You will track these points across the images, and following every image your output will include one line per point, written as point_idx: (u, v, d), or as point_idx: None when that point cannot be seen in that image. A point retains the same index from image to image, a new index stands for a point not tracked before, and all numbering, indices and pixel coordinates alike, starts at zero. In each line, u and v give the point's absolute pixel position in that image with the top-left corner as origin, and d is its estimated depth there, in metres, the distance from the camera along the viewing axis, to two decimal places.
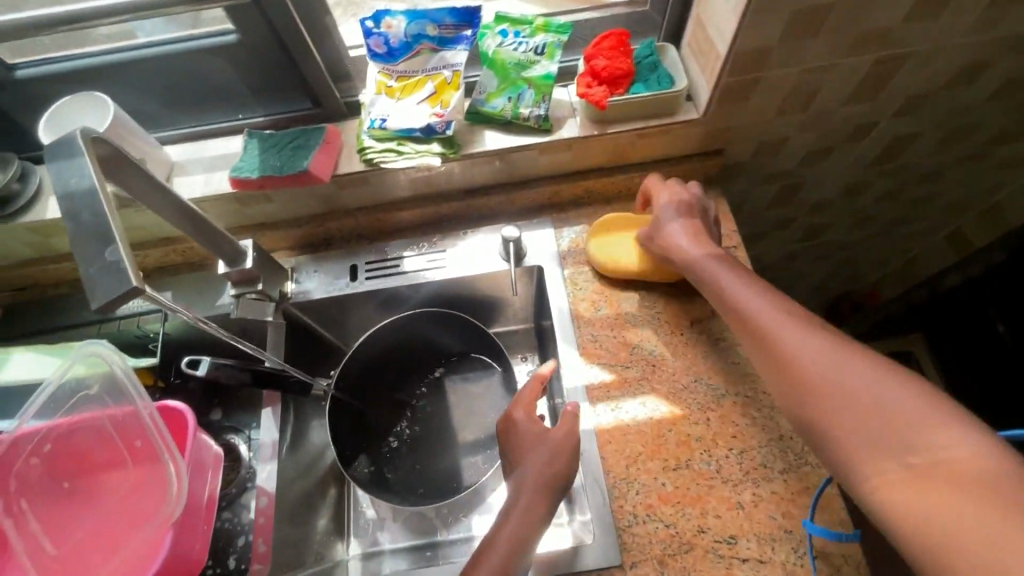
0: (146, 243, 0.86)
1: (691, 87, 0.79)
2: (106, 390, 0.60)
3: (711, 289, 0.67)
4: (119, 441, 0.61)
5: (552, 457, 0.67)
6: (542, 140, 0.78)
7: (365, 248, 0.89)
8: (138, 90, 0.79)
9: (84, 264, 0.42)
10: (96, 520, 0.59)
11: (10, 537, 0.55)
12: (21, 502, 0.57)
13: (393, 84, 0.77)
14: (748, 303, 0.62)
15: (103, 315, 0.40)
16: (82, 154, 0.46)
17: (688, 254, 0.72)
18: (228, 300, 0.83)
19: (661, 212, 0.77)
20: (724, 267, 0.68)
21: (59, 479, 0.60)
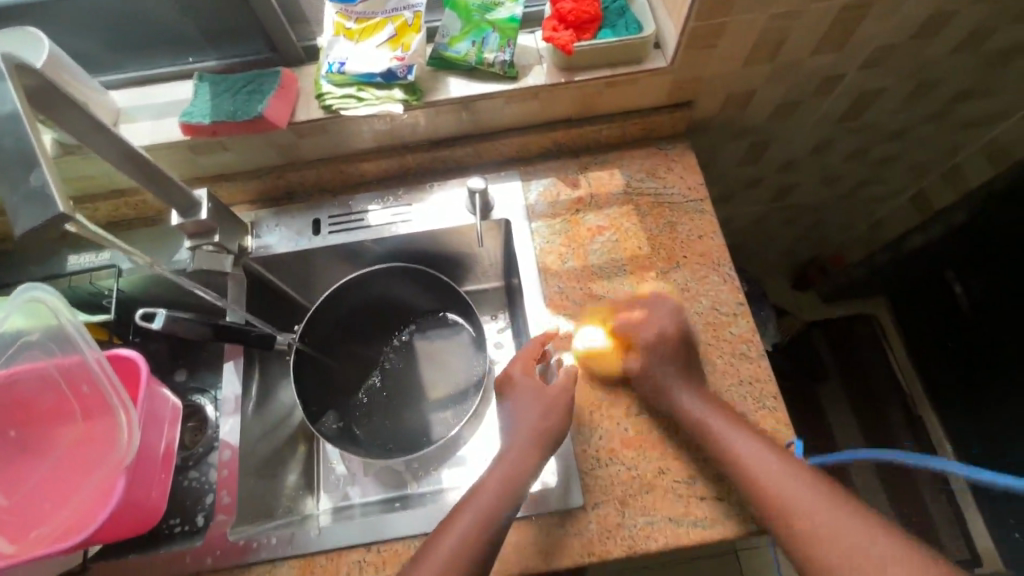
0: (95, 196, 0.82)
1: (659, 34, 0.77)
2: (49, 335, 0.57)
3: (705, 433, 0.65)
4: (68, 389, 0.59)
5: (546, 411, 0.68)
6: (508, 87, 0.76)
7: (328, 201, 0.86)
8: (78, 29, 0.74)
9: (11, 191, 0.40)
10: (50, 469, 0.58)
11: None
12: None
13: (351, 25, 0.74)
14: (745, 453, 0.63)
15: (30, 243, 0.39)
16: (6, 78, 0.43)
17: (680, 394, 0.68)
18: (185, 255, 0.81)
19: (647, 359, 0.71)
20: (715, 406, 0.67)
21: (7, 428, 0.58)
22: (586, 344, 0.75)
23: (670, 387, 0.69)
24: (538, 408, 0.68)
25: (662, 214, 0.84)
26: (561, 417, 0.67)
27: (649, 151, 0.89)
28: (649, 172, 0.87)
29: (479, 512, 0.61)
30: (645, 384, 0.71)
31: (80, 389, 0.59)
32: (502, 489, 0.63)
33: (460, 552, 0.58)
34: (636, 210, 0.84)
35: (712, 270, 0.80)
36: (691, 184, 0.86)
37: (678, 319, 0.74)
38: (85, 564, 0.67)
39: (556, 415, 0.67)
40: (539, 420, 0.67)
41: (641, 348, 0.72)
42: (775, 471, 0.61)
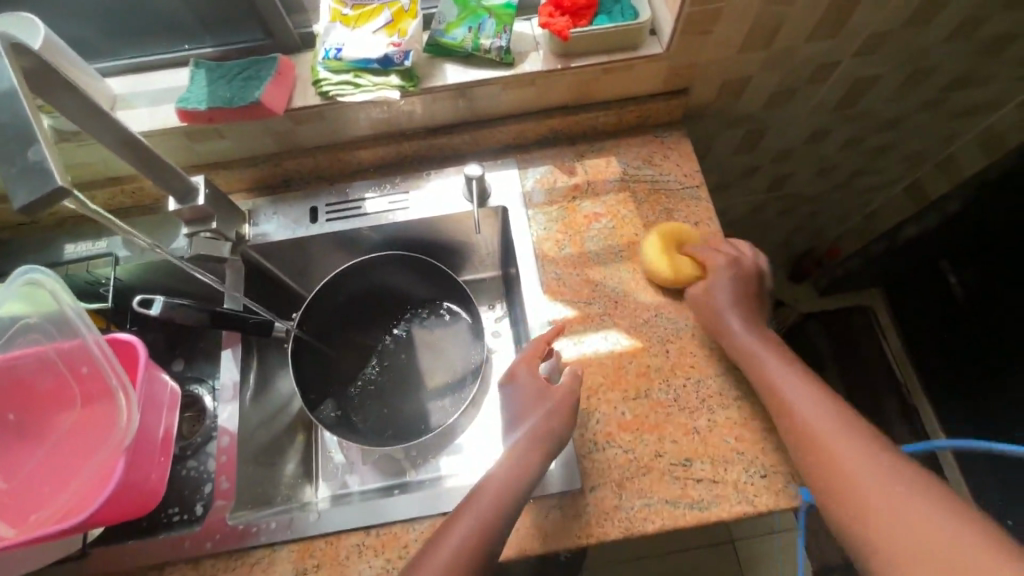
0: (91, 184, 0.82)
1: (655, 21, 0.77)
2: (47, 317, 0.57)
3: (752, 369, 0.67)
4: (63, 374, 0.59)
5: (549, 414, 0.66)
6: (504, 73, 0.76)
7: (325, 189, 0.86)
8: (72, 15, 0.73)
9: (7, 165, 0.40)
10: (50, 453, 0.58)
11: None
12: None
13: (348, 12, 0.75)
14: (788, 393, 0.64)
15: (28, 216, 0.39)
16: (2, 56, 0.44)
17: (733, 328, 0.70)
18: (182, 243, 0.81)
19: (711, 285, 0.74)
20: (769, 347, 0.69)
21: (4, 412, 0.58)
22: (653, 239, 0.78)
23: (726, 320, 0.71)
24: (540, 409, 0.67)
25: (659, 200, 0.84)
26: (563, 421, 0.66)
27: (645, 138, 0.89)
28: (645, 159, 0.87)
29: (478, 524, 0.59)
30: (708, 313, 0.73)
31: (76, 374, 0.59)
32: (504, 498, 0.61)
33: (461, 556, 0.57)
34: (632, 197, 0.85)
35: None
36: (687, 171, 0.86)
37: (746, 259, 0.76)
38: (86, 550, 0.67)
39: (558, 419, 0.66)
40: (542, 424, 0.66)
41: (713, 281, 0.74)
42: (818, 413, 0.61)
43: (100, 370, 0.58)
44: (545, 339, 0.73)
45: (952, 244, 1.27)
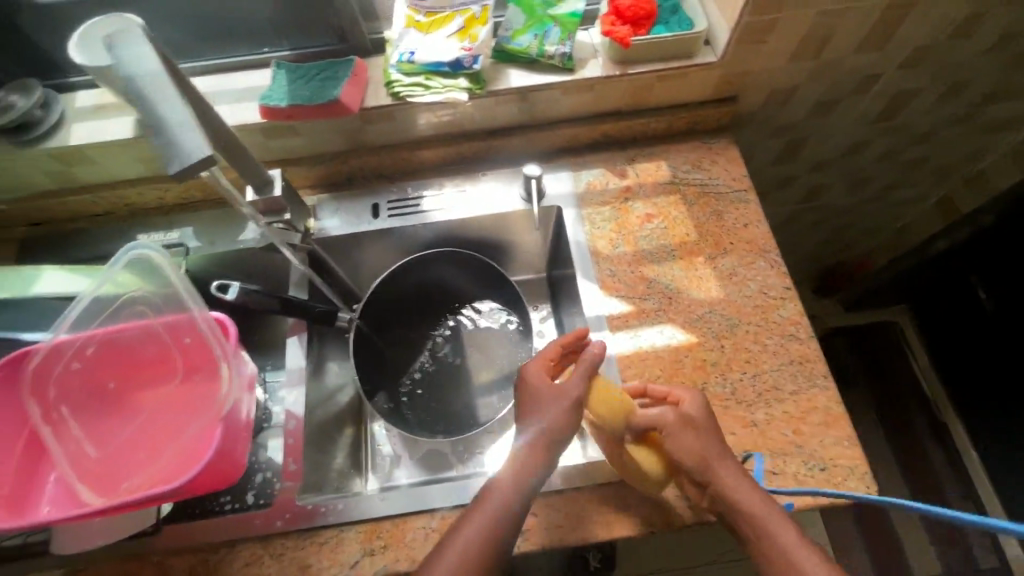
0: (167, 177, 0.86)
1: (710, 32, 0.81)
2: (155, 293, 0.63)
3: (743, 520, 0.62)
4: (165, 346, 0.65)
5: (555, 404, 0.66)
6: (565, 78, 0.80)
7: (386, 187, 0.90)
8: (164, 20, 0.79)
9: (159, 139, 0.48)
10: (142, 424, 0.65)
11: (53, 441, 0.61)
12: (61, 409, 0.63)
13: (421, 19, 0.79)
14: (778, 544, 0.61)
15: (182, 181, 0.47)
16: (145, 42, 0.52)
17: (723, 484, 0.63)
18: (250, 236, 0.85)
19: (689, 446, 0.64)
20: (755, 492, 0.63)
21: (104, 384, 0.65)
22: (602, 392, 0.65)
23: (717, 478, 0.63)
24: (546, 401, 0.66)
25: (708, 203, 0.87)
26: (567, 414, 0.65)
27: (694, 144, 0.92)
28: (694, 164, 0.90)
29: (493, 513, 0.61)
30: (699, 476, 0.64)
31: (179, 346, 0.66)
32: (512, 495, 0.62)
33: (473, 553, 0.59)
34: (683, 199, 0.87)
35: (758, 255, 0.83)
36: (735, 176, 0.89)
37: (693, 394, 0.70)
38: (159, 525, 0.68)
39: (564, 407, 0.65)
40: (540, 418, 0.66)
41: (683, 441, 0.65)
42: (805, 559, 0.60)
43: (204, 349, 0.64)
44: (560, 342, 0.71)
45: (985, 259, 1.26)
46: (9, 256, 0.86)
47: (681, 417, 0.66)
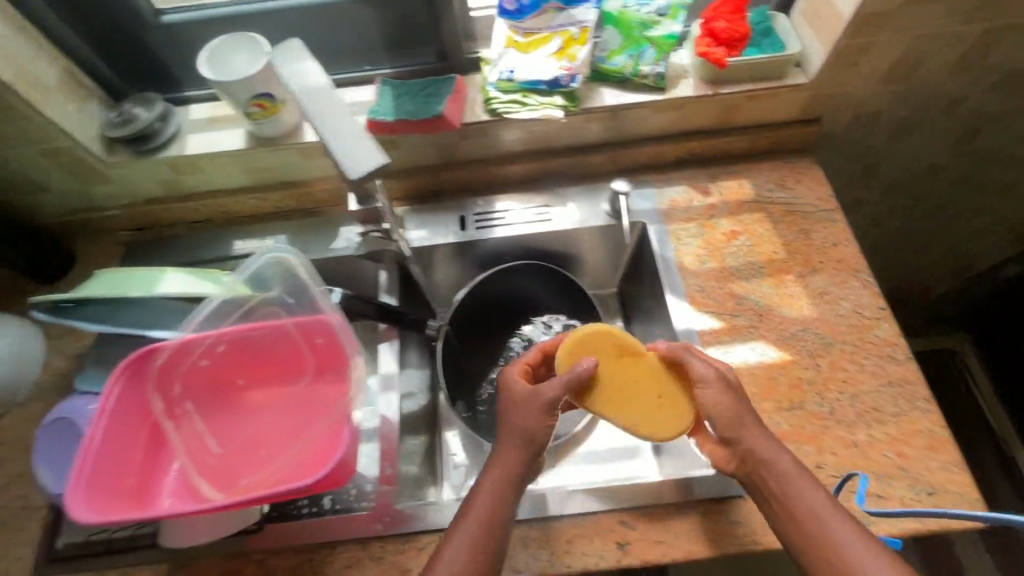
0: (268, 186, 0.89)
1: (803, 54, 0.82)
2: (290, 293, 0.68)
3: (768, 477, 0.59)
4: (296, 346, 0.69)
5: (531, 408, 0.63)
6: (658, 97, 0.81)
7: (473, 201, 0.92)
8: (278, 40, 0.83)
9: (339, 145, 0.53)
10: (258, 424, 0.69)
11: (174, 436, 0.65)
12: (185, 405, 0.67)
13: (521, 40, 0.81)
14: (806, 504, 0.57)
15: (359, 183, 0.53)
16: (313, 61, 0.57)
17: (749, 440, 0.61)
18: (342, 244, 0.88)
19: (722, 406, 0.62)
20: (783, 452, 0.61)
21: (229, 381, 0.70)
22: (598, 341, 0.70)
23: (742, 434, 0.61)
24: (521, 405, 0.64)
25: (795, 221, 0.87)
26: (539, 417, 0.62)
27: (778, 164, 0.92)
28: (778, 183, 0.91)
29: (491, 497, 0.61)
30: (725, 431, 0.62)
31: (310, 346, 0.68)
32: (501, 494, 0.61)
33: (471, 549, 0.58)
34: (768, 217, 0.88)
35: (849, 275, 0.82)
36: (820, 195, 0.89)
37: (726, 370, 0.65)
38: (262, 523, 0.70)
39: (536, 409, 0.63)
40: (516, 420, 0.63)
41: (715, 408, 0.62)
42: (835, 523, 0.56)
43: (325, 349, 0.68)
44: (542, 348, 0.73)
45: None
46: (115, 259, 0.91)
47: (716, 374, 0.63)
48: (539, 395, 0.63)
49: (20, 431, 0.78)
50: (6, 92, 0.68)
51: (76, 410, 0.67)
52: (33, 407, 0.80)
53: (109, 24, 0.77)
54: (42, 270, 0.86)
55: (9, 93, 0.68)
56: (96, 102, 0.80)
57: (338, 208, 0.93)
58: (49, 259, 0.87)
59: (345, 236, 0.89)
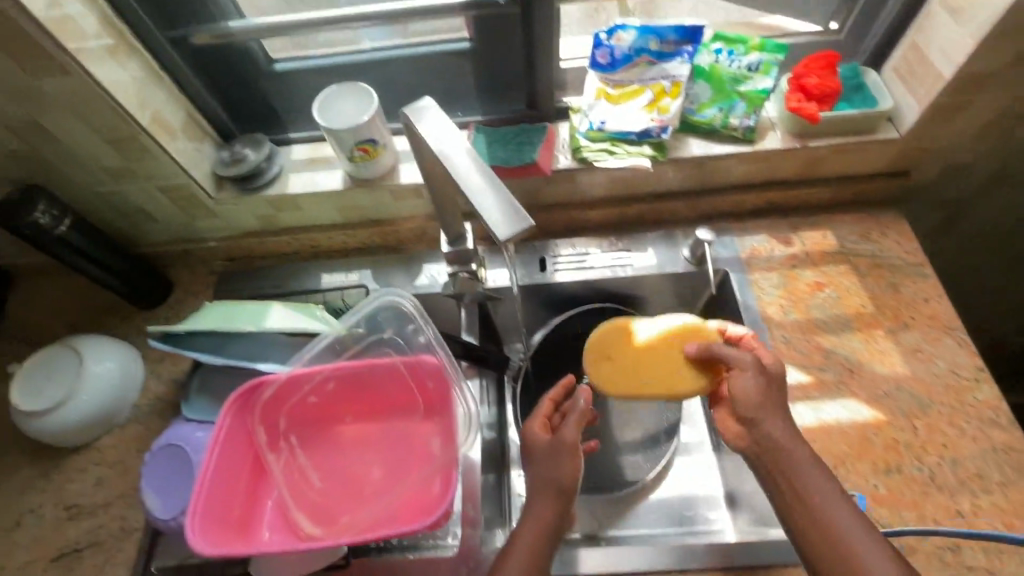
0: (358, 223, 0.93)
1: (895, 109, 0.82)
2: (399, 333, 0.71)
3: (789, 472, 0.60)
4: (405, 386, 0.70)
5: (557, 458, 0.66)
6: (745, 148, 0.82)
7: (552, 243, 0.94)
8: (378, 87, 0.88)
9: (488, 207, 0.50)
10: (357, 461, 0.70)
11: (277, 468, 0.68)
12: (290, 438, 0.70)
13: (612, 91, 0.83)
14: (835, 519, 0.57)
15: (507, 243, 0.48)
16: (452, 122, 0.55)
17: (778, 444, 0.61)
18: (426, 281, 0.91)
19: (767, 421, 0.62)
20: (815, 462, 0.60)
21: (332, 416, 0.72)
22: (618, 338, 0.78)
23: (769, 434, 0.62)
24: (547, 459, 0.66)
25: (882, 275, 0.86)
26: (569, 464, 0.65)
27: (862, 216, 0.91)
28: (862, 235, 0.90)
29: (539, 523, 0.63)
30: (753, 438, 0.63)
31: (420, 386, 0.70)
32: (545, 536, 0.63)
33: None
34: (854, 269, 0.86)
35: (943, 332, 0.80)
36: (907, 249, 0.88)
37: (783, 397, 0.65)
38: (348, 558, 0.71)
39: (563, 461, 0.65)
40: (548, 473, 0.66)
41: (772, 425, 0.62)
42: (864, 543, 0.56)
43: (431, 389, 0.70)
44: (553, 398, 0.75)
45: None
46: (210, 288, 0.95)
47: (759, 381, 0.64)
48: (561, 445, 0.66)
49: (119, 454, 0.81)
50: (141, 135, 0.73)
51: (186, 437, 0.70)
52: (131, 429, 0.83)
53: (230, 72, 0.83)
54: (145, 297, 0.91)
55: (142, 136, 0.73)
56: (210, 143, 0.86)
57: (421, 245, 0.96)
58: (152, 287, 0.91)
59: (428, 273, 0.92)
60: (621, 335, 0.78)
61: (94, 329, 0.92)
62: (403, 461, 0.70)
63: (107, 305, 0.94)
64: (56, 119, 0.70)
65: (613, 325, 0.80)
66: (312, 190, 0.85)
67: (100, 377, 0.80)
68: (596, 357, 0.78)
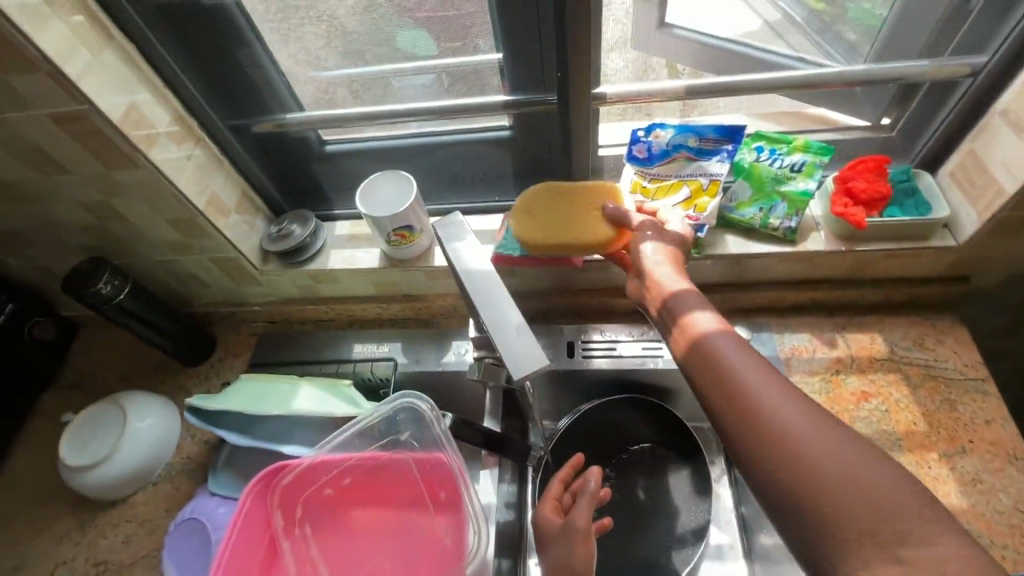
0: (393, 297, 0.95)
1: (952, 216, 0.77)
2: (416, 436, 0.70)
3: (732, 384, 0.52)
4: (420, 483, 0.71)
5: (569, 542, 0.62)
6: (785, 249, 0.80)
7: (582, 328, 0.93)
8: (421, 168, 0.92)
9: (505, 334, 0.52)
10: (367, 557, 0.70)
11: (291, 558, 0.69)
12: (303, 528, 0.70)
13: (647, 184, 0.82)
14: (783, 423, 0.48)
15: (520, 381, 0.50)
16: (474, 238, 0.59)
17: (832, 461, 0.45)
18: (453, 358, 0.91)
19: (724, 352, 0.55)
20: (870, 459, 0.45)
21: (345, 508, 0.72)
22: (542, 197, 0.78)
23: (794, 435, 0.47)
24: (561, 542, 0.62)
25: (937, 388, 0.79)
26: (581, 547, 0.60)
27: (915, 320, 0.86)
28: (915, 341, 0.84)
29: None
30: (705, 371, 0.55)
31: (434, 485, 0.70)
32: None
33: None
34: (905, 379, 0.81)
35: (1008, 462, 0.73)
36: (967, 361, 0.81)
37: None
38: None
39: (576, 544, 0.61)
40: (562, 558, 0.61)
41: (721, 344, 0.55)
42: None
43: (444, 488, 0.70)
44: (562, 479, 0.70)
45: None
46: (249, 349, 0.99)
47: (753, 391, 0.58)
48: (572, 530, 0.61)
49: (148, 512, 0.84)
50: (197, 217, 0.78)
51: (207, 510, 0.75)
52: (163, 488, 0.86)
53: (284, 155, 0.88)
54: (190, 356, 0.96)
55: (199, 218, 0.79)
56: (261, 218, 0.91)
57: (452, 319, 0.97)
58: (196, 347, 0.96)
59: (456, 349, 0.92)
60: (545, 193, 0.78)
61: (143, 383, 0.98)
62: (411, 559, 0.69)
63: (157, 359, 1.00)
64: (125, 201, 0.76)
65: (585, 187, 0.78)
66: (349, 268, 0.88)
67: (139, 435, 0.84)
68: (523, 207, 0.78)
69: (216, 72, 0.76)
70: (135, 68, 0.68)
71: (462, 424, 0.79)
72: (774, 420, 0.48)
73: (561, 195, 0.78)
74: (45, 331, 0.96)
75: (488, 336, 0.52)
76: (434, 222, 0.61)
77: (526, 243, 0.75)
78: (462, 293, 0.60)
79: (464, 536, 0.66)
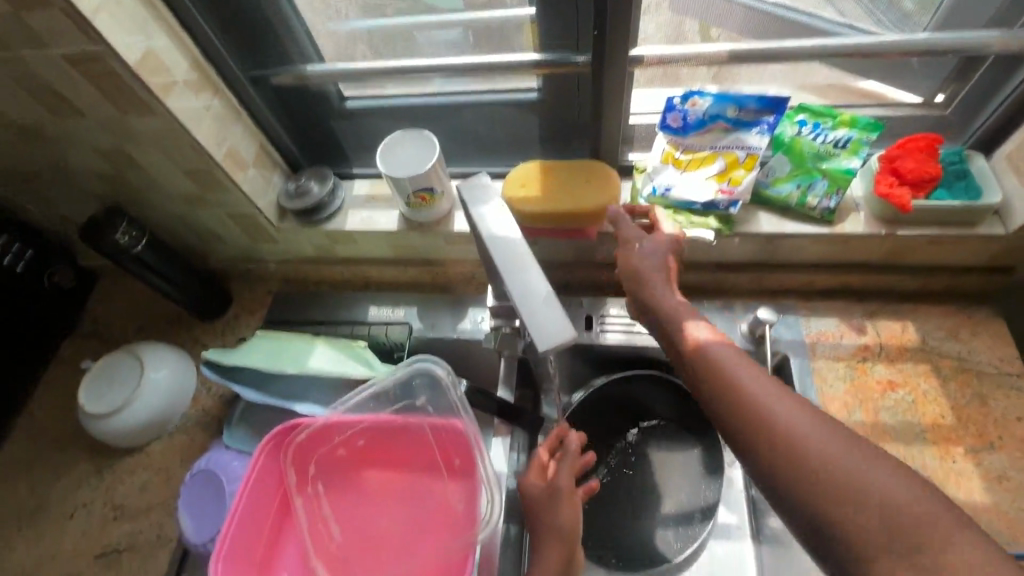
0: (410, 261, 0.94)
1: (1004, 202, 0.73)
2: (432, 402, 0.70)
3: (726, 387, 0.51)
4: (433, 448, 0.71)
5: (554, 504, 0.62)
6: (821, 230, 0.77)
7: (602, 301, 0.91)
8: (443, 129, 0.89)
9: (531, 304, 0.50)
10: (377, 517, 0.70)
11: (303, 515, 0.69)
12: (315, 486, 0.71)
13: (680, 155, 0.79)
14: (769, 416, 0.47)
15: (545, 353, 0.48)
16: (500, 201, 0.57)
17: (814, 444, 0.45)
18: (470, 326, 0.90)
19: (719, 355, 0.53)
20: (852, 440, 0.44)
21: (357, 470, 0.72)
22: (534, 170, 0.80)
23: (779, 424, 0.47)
24: (544, 505, 0.63)
25: (968, 382, 0.77)
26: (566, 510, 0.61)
27: (949, 310, 0.82)
28: (949, 333, 0.81)
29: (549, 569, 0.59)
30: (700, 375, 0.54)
31: (447, 451, 0.70)
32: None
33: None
34: (935, 371, 0.78)
35: None
36: (1002, 356, 0.78)
37: None
38: None
39: (561, 505, 0.62)
40: (548, 519, 0.62)
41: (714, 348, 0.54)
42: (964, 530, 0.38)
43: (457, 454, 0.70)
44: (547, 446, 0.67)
45: None
46: (264, 308, 0.99)
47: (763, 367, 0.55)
48: (555, 489, 0.62)
49: (165, 461, 0.86)
50: (215, 169, 0.76)
51: (221, 463, 0.76)
52: (179, 438, 0.88)
53: (303, 110, 0.86)
54: (205, 311, 0.96)
55: (216, 170, 0.77)
56: (279, 173, 0.88)
57: (469, 286, 0.95)
58: (211, 301, 0.96)
59: (472, 316, 0.90)
60: (537, 168, 0.80)
61: (160, 335, 0.98)
62: (422, 521, 0.70)
63: (174, 312, 1.00)
64: (142, 149, 0.74)
65: (587, 163, 0.81)
66: (366, 228, 0.86)
67: (155, 385, 0.85)
68: (515, 178, 0.80)
69: (235, 18, 0.73)
70: (153, 9, 0.65)
71: (478, 392, 0.78)
72: (763, 416, 0.48)
73: (551, 170, 0.80)
74: (64, 278, 0.96)
75: (512, 305, 0.50)
76: (458, 185, 0.59)
77: (506, 200, 0.79)
78: (485, 258, 0.58)
79: (477, 503, 0.67)
